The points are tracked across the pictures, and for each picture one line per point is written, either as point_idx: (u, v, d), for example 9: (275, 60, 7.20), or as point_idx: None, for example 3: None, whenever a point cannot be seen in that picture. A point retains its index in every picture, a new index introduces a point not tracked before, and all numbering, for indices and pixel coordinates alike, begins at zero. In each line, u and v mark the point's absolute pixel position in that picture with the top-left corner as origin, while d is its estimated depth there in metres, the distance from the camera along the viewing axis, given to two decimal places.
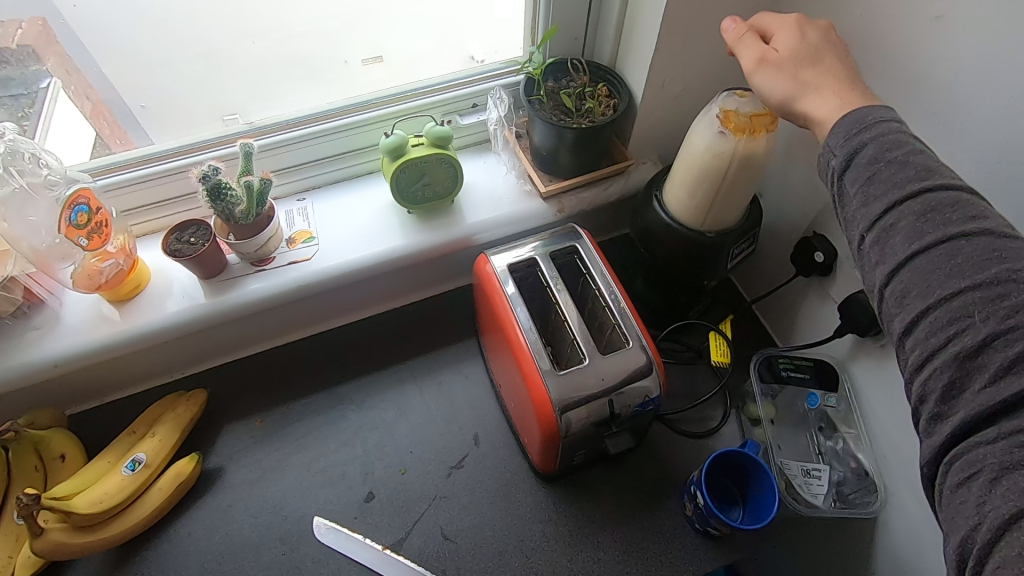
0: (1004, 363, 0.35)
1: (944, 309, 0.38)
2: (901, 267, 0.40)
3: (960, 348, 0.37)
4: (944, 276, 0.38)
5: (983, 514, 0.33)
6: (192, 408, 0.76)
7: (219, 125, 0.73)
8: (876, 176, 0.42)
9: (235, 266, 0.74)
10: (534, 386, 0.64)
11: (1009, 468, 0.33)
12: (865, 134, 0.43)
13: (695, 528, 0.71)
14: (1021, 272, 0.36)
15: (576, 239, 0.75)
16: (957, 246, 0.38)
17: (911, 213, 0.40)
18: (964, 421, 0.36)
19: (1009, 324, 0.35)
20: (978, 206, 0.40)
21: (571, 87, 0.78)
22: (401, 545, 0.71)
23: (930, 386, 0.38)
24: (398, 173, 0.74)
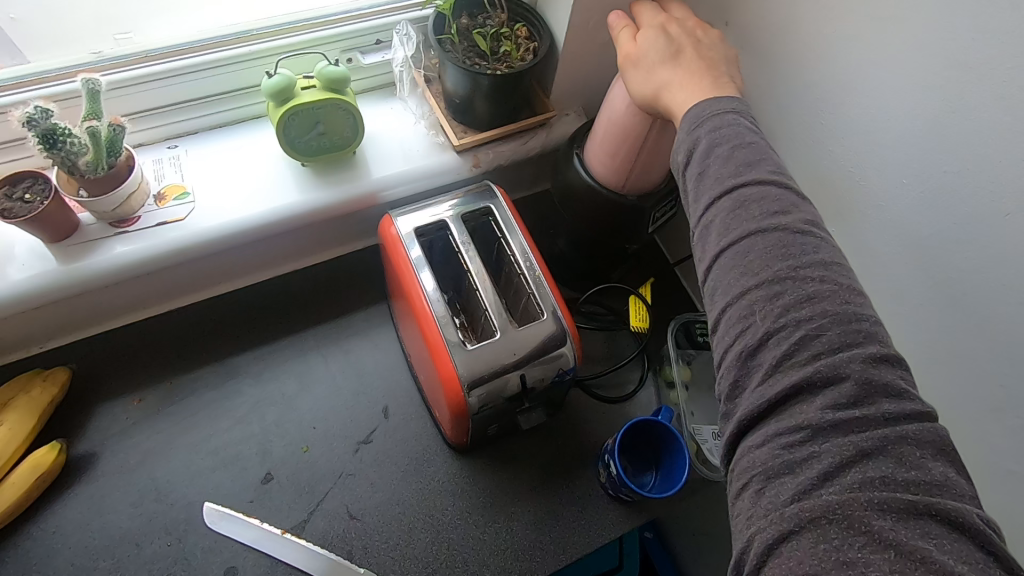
0: (776, 360, 0.39)
1: (737, 306, 0.42)
2: (712, 268, 0.44)
3: (745, 345, 0.41)
4: (746, 272, 0.42)
5: (757, 525, 0.37)
6: (51, 390, 0.66)
7: (80, 54, 0.61)
8: (705, 173, 0.46)
9: (90, 226, 0.63)
10: (442, 356, 0.60)
11: (777, 472, 0.37)
12: (702, 129, 0.48)
13: (609, 494, 0.71)
14: (802, 269, 0.41)
15: (491, 200, 0.69)
16: (753, 243, 0.43)
17: (723, 210, 0.45)
18: (745, 418, 0.40)
19: (781, 322, 0.40)
20: (787, 201, 0.44)
21: (487, 26, 0.69)
22: (302, 528, 0.66)
23: (725, 381, 0.42)
24: (286, 118, 0.64)
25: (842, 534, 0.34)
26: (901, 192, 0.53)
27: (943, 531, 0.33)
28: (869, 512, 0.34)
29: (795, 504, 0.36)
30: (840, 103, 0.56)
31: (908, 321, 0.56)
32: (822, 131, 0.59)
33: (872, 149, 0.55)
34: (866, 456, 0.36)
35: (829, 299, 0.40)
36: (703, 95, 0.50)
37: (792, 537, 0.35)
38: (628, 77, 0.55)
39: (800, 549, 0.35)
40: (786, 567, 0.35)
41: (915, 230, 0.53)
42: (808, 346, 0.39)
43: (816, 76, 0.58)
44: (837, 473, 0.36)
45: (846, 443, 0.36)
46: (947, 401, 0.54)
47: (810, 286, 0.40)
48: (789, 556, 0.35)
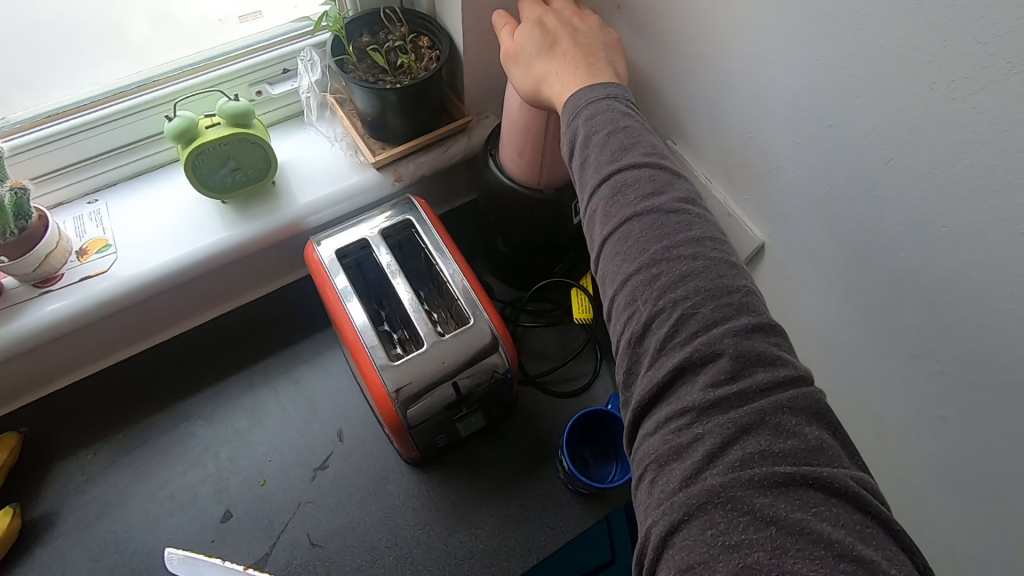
0: (659, 342, 0.40)
1: (623, 292, 0.43)
2: (600, 258, 0.45)
3: (632, 330, 0.41)
4: (627, 258, 0.43)
5: (652, 517, 0.36)
6: (0, 456, 0.67)
7: None
8: (586, 163, 0.47)
9: (15, 290, 0.64)
10: (372, 374, 0.61)
11: (667, 458, 0.37)
12: (581, 119, 0.49)
13: (573, 491, 0.71)
14: (677, 248, 0.42)
15: (411, 212, 0.70)
16: (631, 228, 0.44)
17: (603, 197, 0.46)
18: (638, 405, 0.40)
19: (661, 303, 0.40)
20: (662, 181, 0.45)
21: (387, 41, 0.70)
22: (264, 562, 0.67)
23: (621, 368, 0.42)
24: (194, 158, 0.64)
25: (728, 516, 0.33)
26: (794, 152, 0.53)
27: (821, 498, 0.33)
28: (751, 489, 0.34)
29: (683, 491, 0.35)
30: (723, 73, 0.56)
31: (823, 280, 0.55)
32: (714, 102, 0.59)
33: (762, 113, 0.54)
34: (747, 431, 0.35)
35: (703, 274, 0.41)
36: (578, 83, 0.51)
37: (682, 526, 0.34)
38: (512, 73, 0.56)
39: (690, 537, 0.34)
40: (678, 558, 0.34)
41: (813, 188, 0.52)
42: (687, 325, 0.39)
43: (698, 49, 0.57)
44: (721, 453, 0.35)
45: (727, 420, 0.36)
46: (872, 354, 0.53)
47: (684, 264, 0.41)
48: (681, 546, 0.34)
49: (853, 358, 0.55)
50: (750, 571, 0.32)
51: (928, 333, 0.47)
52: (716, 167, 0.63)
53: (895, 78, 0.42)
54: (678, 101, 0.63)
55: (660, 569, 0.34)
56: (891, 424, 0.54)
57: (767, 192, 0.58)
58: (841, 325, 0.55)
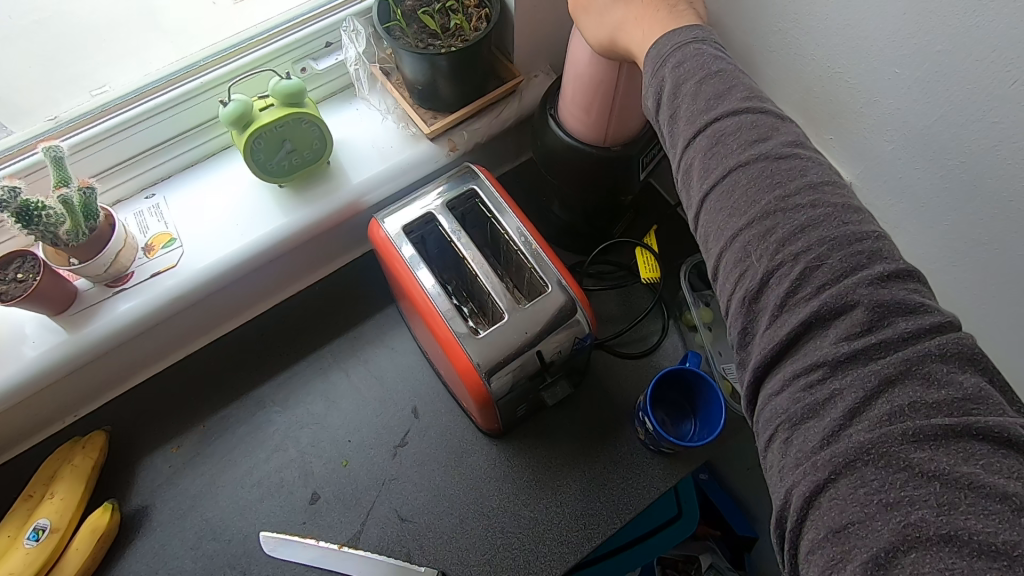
0: (780, 299, 0.37)
1: (733, 249, 0.40)
2: (700, 213, 0.43)
3: (748, 288, 0.38)
4: (733, 212, 0.40)
5: (791, 478, 0.34)
6: (91, 455, 0.68)
7: (36, 126, 0.61)
8: (677, 114, 0.44)
9: (89, 291, 0.63)
10: (453, 348, 0.60)
11: (802, 417, 0.35)
12: (667, 67, 0.46)
13: (650, 448, 0.71)
14: (791, 197, 0.39)
15: (473, 181, 0.68)
16: (736, 179, 0.40)
17: (701, 149, 0.42)
18: (759, 366, 0.38)
19: (778, 257, 0.37)
20: (766, 125, 0.42)
21: (432, 2, 0.66)
22: (358, 540, 0.68)
23: (734, 329, 0.40)
24: (252, 143, 0.62)
25: (881, 474, 0.32)
26: (895, 82, 0.49)
27: (988, 450, 0.31)
28: (905, 445, 0.32)
29: (827, 451, 0.33)
30: (808, 4, 0.52)
31: (921, 216, 0.53)
32: (795, 37, 0.55)
33: (851, 46, 0.51)
34: (893, 383, 0.33)
35: (825, 222, 0.37)
36: (658, 28, 0.48)
37: (829, 486, 0.33)
38: (584, 24, 0.54)
39: (838, 497, 0.32)
40: (829, 518, 0.32)
41: (914, 122, 0.50)
42: (811, 279, 0.36)
43: None
44: (863, 408, 0.33)
45: (868, 374, 0.34)
46: (984, 290, 0.51)
47: (803, 214, 0.38)
48: (829, 506, 0.32)
49: (955, 296, 0.54)
50: (916, 530, 0.30)
51: None
52: (795, 107, 0.60)
53: None
54: (753, 41, 0.59)
55: (808, 530, 0.33)
56: (1002, 357, 0.53)
57: (856, 130, 0.55)
58: (946, 262, 0.53)
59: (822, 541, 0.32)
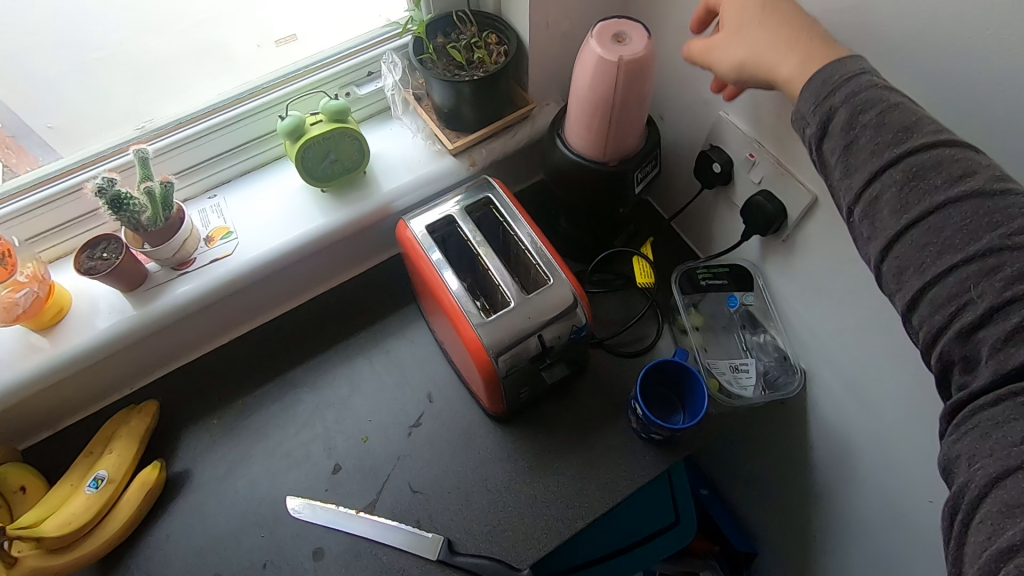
0: (1007, 333, 0.36)
1: (944, 285, 0.39)
2: (890, 243, 0.41)
3: (964, 322, 0.38)
4: (938, 252, 0.39)
5: (972, 475, 0.36)
6: (146, 420, 0.77)
7: (122, 134, 0.73)
8: (853, 146, 0.43)
9: (157, 273, 0.74)
10: (466, 329, 0.68)
11: (1008, 438, 0.35)
12: (836, 97, 0.44)
13: (642, 437, 0.77)
14: (1017, 235, 0.37)
15: (489, 190, 0.78)
16: (945, 219, 0.39)
17: (892, 184, 0.41)
18: (973, 393, 0.38)
19: (1006, 297, 0.36)
20: (971, 161, 0.40)
21: (460, 40, 0.78)
22: (373, 507, 0.75)
23: (938, 356, 0.40)
24: (302, 152, 0.73)
25: None
26: None
27: None
28: None
29: (1019, 458, 0.34)
30: None
31: None
32: None
33: None
34: None
35: None
36: (800, 54, 0.48)
37: (1013, 474, 0.34)
38: (717, 55, 0.55)
39: (1019, 484, 0.34)
40: (1003, 494, 0.34)
41: None
42: None
43: None
44: None
45: None
46: None
47: None
48: (997, 493, 0.34)
49: None
50: None
51: None
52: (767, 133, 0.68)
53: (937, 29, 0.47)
54: None
55: (978, 516, 0.35)
56: None
57: None
58: None
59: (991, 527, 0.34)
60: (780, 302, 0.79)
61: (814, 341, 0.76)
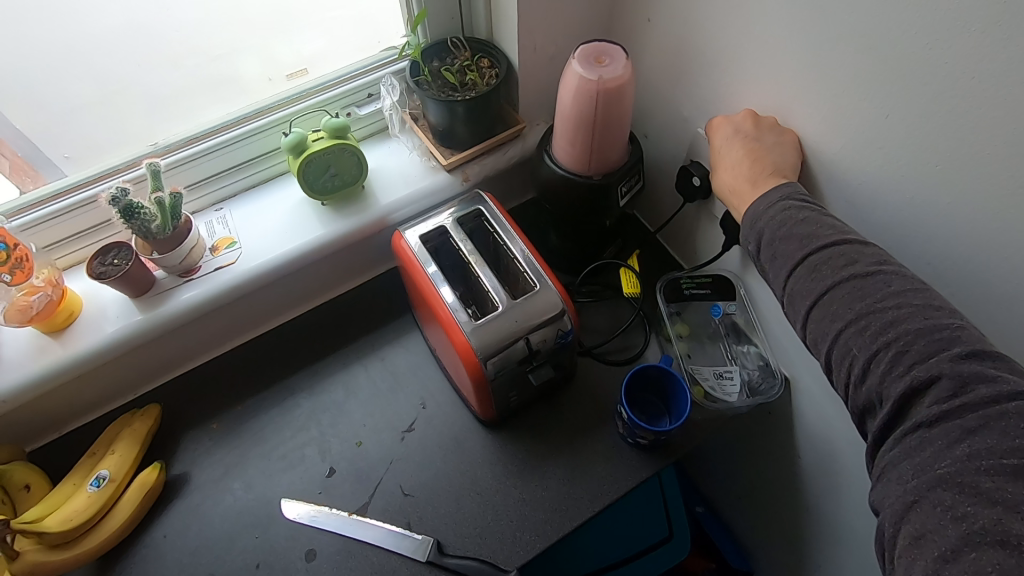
0: (881, 375, 0.47)
1: (838, 345, 0.50)
2: (806, 324, 0.53)
3: (858, 371, 0.48)
4: (833, 318, 0.50)
5: (887, 498, 0.44)
6: (148, 422, 0.80)
7: (135, 150, 0.77)
8: (775, 256, 0.55)
9: (163, 280, 0.77)
10: (455, 332, 0.71)
11: (900, 456, 0.44)
12: (760, 225, 0.57)
13: (629, 442, 0.79)
14: (881, 302, 0.48)
15: (480, 203, 0.82)
16: (833, 295, 0.51)
17: (800, 277, 0.53)
18: (880, 429, 0.47)
19: (876, 347, 0.47)
20: (852, 251, 0.52)
21: (454, 63, 0.83)
22: (366, 509, 0.76)
23: (856, 405, 0.50)
24: (304, 166, 0.78)
25: (957, 497, 0.40)
26: (810, 120, 0.62)
27: None
28: (979, 475, 0.40)
29: (917, 480, 0.42)
30: (746, 62, 0.66)
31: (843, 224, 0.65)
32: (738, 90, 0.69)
33: (777, 94, 0.65)
34: (971, 432, 0.41)
35: (911, 319, 0.47)
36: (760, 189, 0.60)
37: (915, 505, 0.42)
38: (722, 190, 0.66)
39: (921, 514, 0.41)
40: (912, 526, 0.41)
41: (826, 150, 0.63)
42: (904, 361, 0.46)
43: (723, 44, 0.68)
44: (948, 450, 0.42)
45: (954, 427, 0.42)
46: None
47: (890, 314, 0.48)
48: (915, 517, 0.41)
49: None
50: (979, 536, 0.38)
51: (936, 253, 0.56)
52: None
53: (883, 46, 0.52)
54: (708, 92, 0.74)
55: (898, 536, 0.42)
56: None
57: None
58: None
59: (907, 545, 0.41)
60: (761, 312, 0.82)
61: (794, 348, 0.79)
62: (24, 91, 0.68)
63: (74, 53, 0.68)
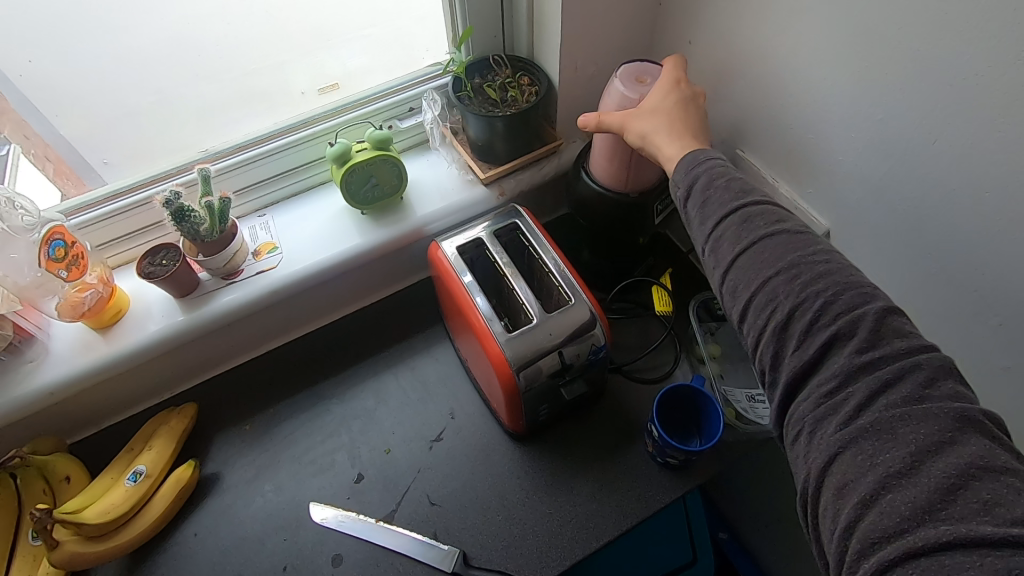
0: (805, 328, 0.46)
1: (761, 295, 0.48)
2: (730, 273, 0.51)
3: (776, 322, 0.47)
4: (759, 269, 0.49)
5: (812, 454, 0.43)
6: (184, 421, 0.81)
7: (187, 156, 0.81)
8: (708, 203, 0.54)
9: (207, 282, 0.80)
10: (490, 343, 0.72)
11: (822, 413, 0.43)
12: (698, 171, 0.56)
13: (658, 461, 0.78)
14: (807, 257, 0.48)
15: (517, 217, 0.83)
16: (765, 246, 0.50)
17: (734, 226, 0.52)
18: (789, 382, 0.46)
19: (801, 298, 0.46)
20: (779, 213, 0.51)
21: (495, 80, 0.85)
22: (393, 516, 0.77)
23: (766, 355, 0.48)
24: (347, 177, 0.80)
25: (879, 447, 0.40)
26: (855, 143, 0.62)
27: (964, 431, 0.39)
28: (898, 424, 0.40)
29: (838, 432, 0.42)
30: (790, 85, 0.67)
31: (887, 247, 0.65)
32: (782, 112, 0.70)
33: (820, 117, 0.65)
34: (889, 385, 0.42)
35: (837, 274, 0.47)
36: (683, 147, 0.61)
37: (838, 458, 0.41)
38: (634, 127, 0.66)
39: (847, 464, 0.41)
40: (838, 478, 0.41)
41: (868, 174, 0.63)
42: (829, 313, 0.45)
43: (766, 67, 0.69)
44: (868, 404, 0.42)
45: (873, 379, 0.42)
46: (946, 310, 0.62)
47: (820, 267, 0.47)
48: (840, 467, 0.41)
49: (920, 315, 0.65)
50: (899, 480, 0.38)
51: (995, 278, 0.56)
52: (782, 166, 0.73)
53: None
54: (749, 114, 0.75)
55: (824, 490, 0.42)
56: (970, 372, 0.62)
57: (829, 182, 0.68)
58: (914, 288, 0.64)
59: (833, 497, 0.41)
60: None
61: None
62: (79, 99, 0.71)
63: (128, 62, 0.71)
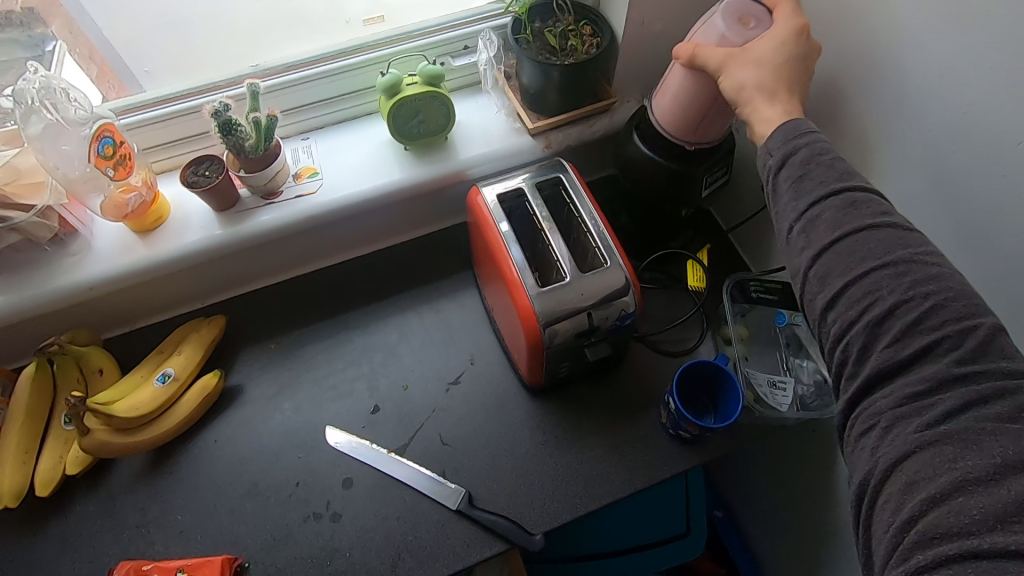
0: (903, 327, 0.44)
1: (856, 286, 0.47)
2: (820, 256, 0.49)
3: (871, 315, 0.45)
4: (858, 258, 0.47)
5: (883, 450, 0.43)
6: (214, 332, 0.83)
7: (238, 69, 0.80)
8: (806, 177, 0.51)
9: (247, 199, 0.80)
10: (520, 295, 0.72)
11: (903, 413, 0.43)
12: (799, 143, 0.53)
13: (670, 432, 0.79)
14: (919, 254, 0.46)
15: (561, 172, 0.81)
16: (868, 236, 0.47)
17: (835, 208, 0.49)
18: (870, 376, 0.45)
19: (908, 295, 0.45)
20: (887, 204, 0.49)
21: (556, 27, 0.81)
22: (404, 450, 0.79)
23: (848, 347, 0.47)
24: (394, 110, 0.79)
25: (960, 453, 0.39)
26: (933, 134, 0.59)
27: None
28: (984, 435, 0.39)
29: (918, 433, 0.41)
30: (873, 65, 0.63)
31: (947, 248, 0.62)
32: (858, 92, 0.66)
33: (900, 102, 0.62)
34: (984, 398, 0.40)
35: (947, 278, 0.45)
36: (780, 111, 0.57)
37: (913, 455, 0.41)
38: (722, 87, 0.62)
39: (918, 464, 0.40)
40: (908, 474, 0.40)
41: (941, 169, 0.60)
42: (933, 315, 0.44)
43: (851, 43, 0.65)
44: (956, 413, 0.41)
45: (969, 390, 0.41)
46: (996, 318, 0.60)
47: (930, 268, 0.45)
48: (910, 466, 0.41)
49: None
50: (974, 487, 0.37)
51: None
52: (847, 150, 0.70)
53: None
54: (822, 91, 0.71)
55: (887, 485, 0.42)
56: None
57: (896, 172, 0.65)
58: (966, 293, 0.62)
59: (898, 491, 0.40)
60: None
61: None
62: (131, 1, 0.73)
63: None
